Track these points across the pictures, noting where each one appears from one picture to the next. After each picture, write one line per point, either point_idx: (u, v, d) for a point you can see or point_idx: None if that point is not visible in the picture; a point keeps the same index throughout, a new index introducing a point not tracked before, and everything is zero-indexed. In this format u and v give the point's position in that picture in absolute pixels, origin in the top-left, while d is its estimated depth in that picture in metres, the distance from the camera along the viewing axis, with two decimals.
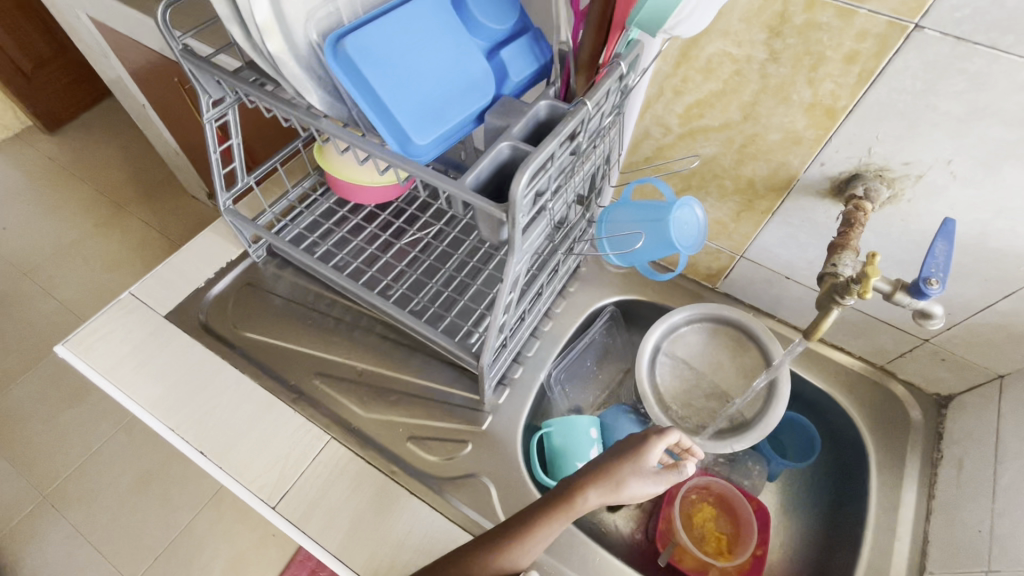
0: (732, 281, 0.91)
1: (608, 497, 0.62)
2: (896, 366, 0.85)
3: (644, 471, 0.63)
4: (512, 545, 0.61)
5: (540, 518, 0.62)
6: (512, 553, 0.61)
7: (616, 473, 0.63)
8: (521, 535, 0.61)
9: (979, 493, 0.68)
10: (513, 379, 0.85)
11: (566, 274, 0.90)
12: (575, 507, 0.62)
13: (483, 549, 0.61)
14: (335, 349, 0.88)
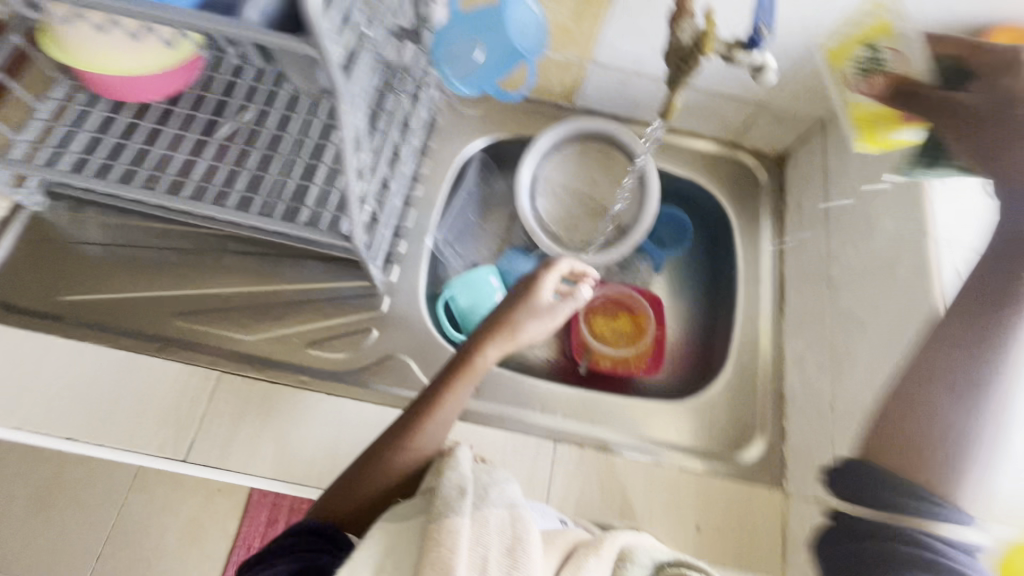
0: (588, 93, 0.88)
1: (511, 344, 0.64)
2: (742, 137, 0.91)
3: (539, 309, 0.66)
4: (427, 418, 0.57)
5: (449, 381, 0.60)
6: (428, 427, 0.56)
7: (513, 320, 0.64)
8: (434, 404, 0.58)
9: (817, 225, 0.80)
10: (400, 254, 0.81)
11: (421, 128, 0.82)
12: (481, 360, 0.62)
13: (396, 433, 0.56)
14: (191, 282, 0.77)
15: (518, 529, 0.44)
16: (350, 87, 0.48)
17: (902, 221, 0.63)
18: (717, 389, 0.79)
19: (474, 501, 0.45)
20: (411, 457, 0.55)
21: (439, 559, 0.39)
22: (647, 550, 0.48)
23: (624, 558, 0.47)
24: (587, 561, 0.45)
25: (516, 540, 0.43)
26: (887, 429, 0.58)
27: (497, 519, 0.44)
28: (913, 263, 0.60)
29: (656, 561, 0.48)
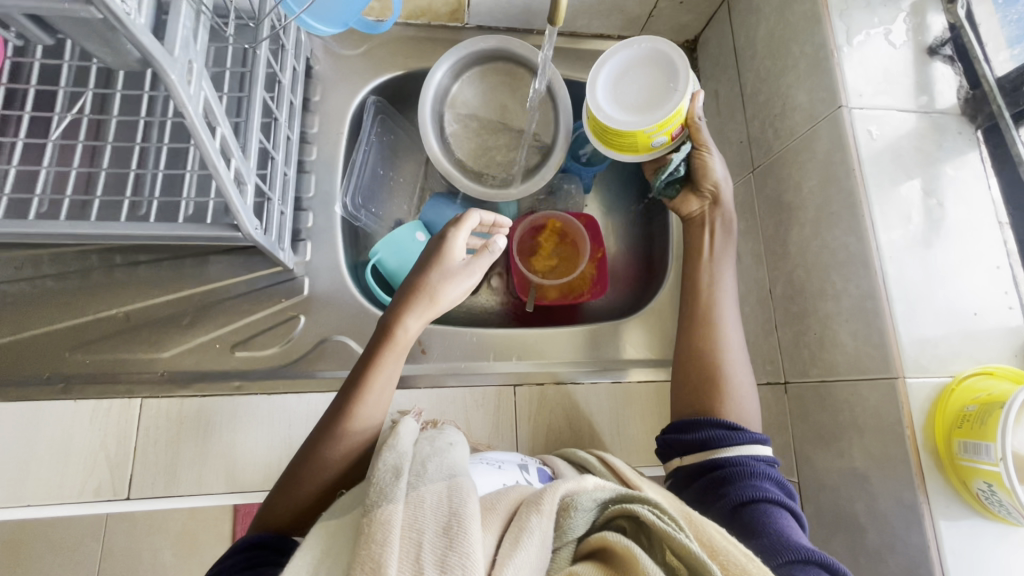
0: (477, 8, 0.79)
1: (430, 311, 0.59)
2: (648, 30, 0.86)
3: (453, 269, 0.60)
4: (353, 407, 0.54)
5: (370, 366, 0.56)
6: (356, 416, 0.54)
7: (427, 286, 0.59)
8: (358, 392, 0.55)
9: (734, 112, 0.77)
10: (309, 229, 0.74)
11: (296, 81, 0.72)
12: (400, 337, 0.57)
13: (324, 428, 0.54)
14: (77, 310, 0.67)
15: (454, 504, 0.41)
16: (173, 53, 0.40)
17: (813, 95, 0.61)
18: (661, 298, 0.80)
19: (411, 481, 0.43)
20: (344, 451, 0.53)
21: (369, 555, 0.37)
22: (591, 492, 0.44)
23: (568, 506, 0.43)
24: (531, 518, 0.41)
25: (451, 517, 0.40)
26: (823, 305, 0.60)
27: (433, 496, 0.41)
28: (831, 135, 0.59)
29: (600, 501, 0.44)
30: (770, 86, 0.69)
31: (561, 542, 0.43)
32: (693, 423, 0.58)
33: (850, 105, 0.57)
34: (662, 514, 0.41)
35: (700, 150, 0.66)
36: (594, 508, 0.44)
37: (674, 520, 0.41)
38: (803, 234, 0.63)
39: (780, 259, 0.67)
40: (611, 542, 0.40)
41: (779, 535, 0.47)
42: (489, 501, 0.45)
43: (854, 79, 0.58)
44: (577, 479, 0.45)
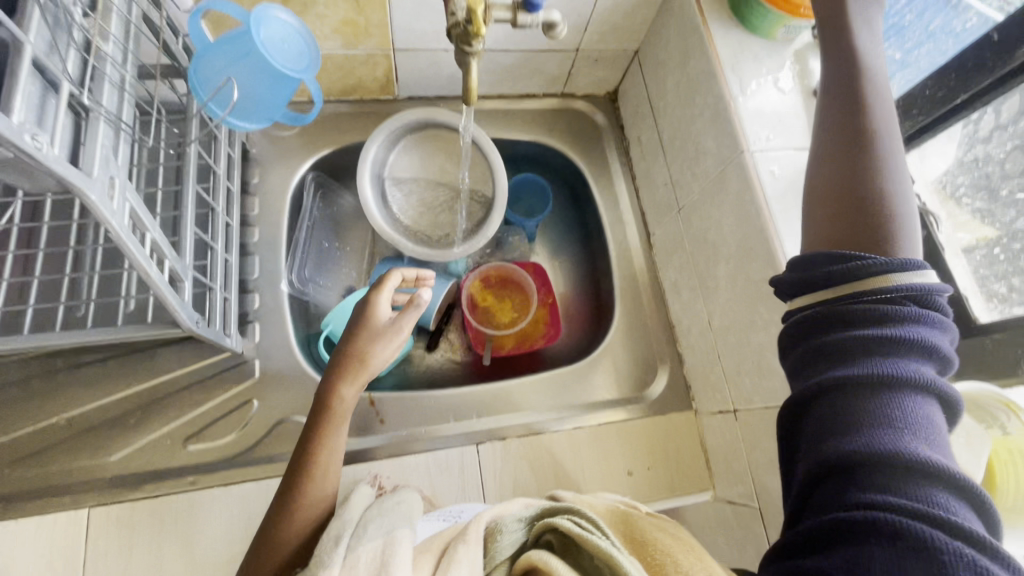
0: (406, 81, 0.83)
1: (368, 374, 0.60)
2: (570, 86, 0.91)
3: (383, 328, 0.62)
4: (303, 485, 0.53)
5: (314, 440, 0.55)
6: (307, 493, 0.53)
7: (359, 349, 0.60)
8: (305, 469, 0.54)
9: (656, 156, 0.82)
10: (256, 310, 0.74)
11: (232, 169, 0.74)
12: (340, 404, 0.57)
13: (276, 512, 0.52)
14: (15, 422, 0.65)
15: (385, 555, 0.45)
16: (93, 174, 0.41)
17: (720, 140, 0.66)
18: (613, 337, 0.82)
19: (350, 541, 0.47)
20: (301, 530, 0.52)
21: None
22: (516, 515, 0.50)
23: (494, 532, 0.49)
24: (457, 551, 0.45)
25: (381, 567, 0.44)
26: (756, 334, 0.63)
27: (367, 555, 0.45)
28: (739, 176, 0.63)
29: (526, 520, 0.50)
30: (682, 132, 0.74)
31: (491, 567, 0.47)
32: (835, 341, 0.39)
33: (752, 150, 0.62)
34: (582, 524, 0.47)
35: (846, 55, 0.47)
36: (522, 527, 0.50)
37: (594, 527, 0.47)
38: (729, 268, 0.67)
39: (714, 292, 0.70)
40: (536, 558, 0.44)
41: (925, 447, 0.34)
42: (423, 545, 0.49)
43: (752, 125, 0.63)
44: (505, 506, 0.52)
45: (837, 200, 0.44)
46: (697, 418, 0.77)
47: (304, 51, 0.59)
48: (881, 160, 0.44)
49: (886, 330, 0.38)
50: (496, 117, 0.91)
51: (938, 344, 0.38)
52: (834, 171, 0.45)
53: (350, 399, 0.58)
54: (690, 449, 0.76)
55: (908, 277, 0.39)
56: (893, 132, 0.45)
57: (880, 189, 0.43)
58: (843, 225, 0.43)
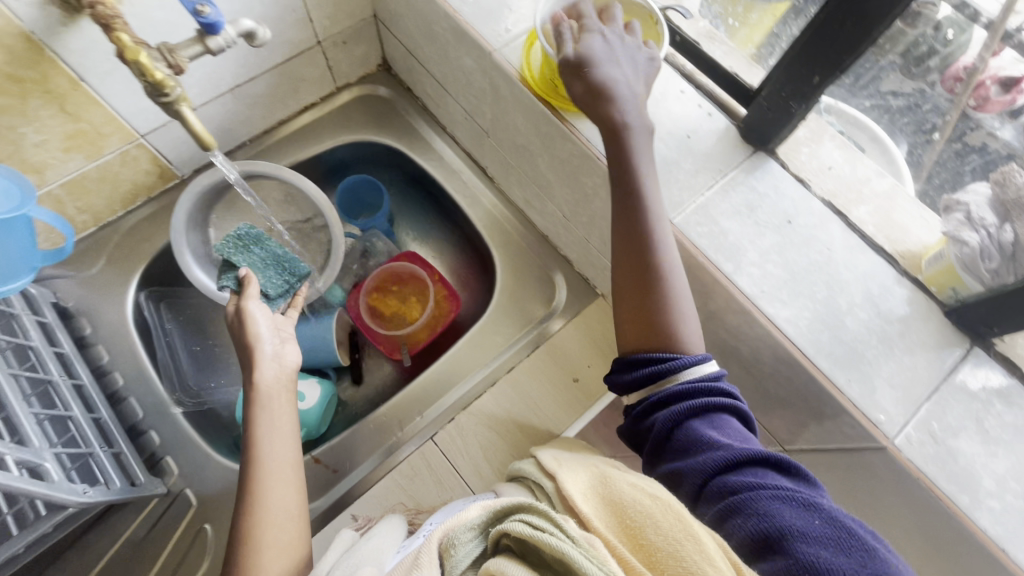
0: (179, 158, 0.79)
1: (289, 444, 0.58)
2: (340, 79, 0.90)
3: (285, 397, 0.61)
4: (256, 560, 0.50)
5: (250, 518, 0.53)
6: (265, 568, 0.50)
7: (267, 419, 0.59)
8: (254, 546, 0.51)
9: (444, 97, 0.82)
10: (162, 444, 0.71)
11: (53, 334, 0.69)
12: (269, 473, 0.55)
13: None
14: None
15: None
16: None
17: (473, 55, 0.66)
18: (503, 275, 0.83)
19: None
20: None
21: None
22: (468, 523, 0.41)
23: (447, 547, 0.40)
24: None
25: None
26: (595, 203, 0.65)
27: None
28: (503, 78, 0.64)
29: (479, 528, 0.41)
30: (447, 65, 0.74)
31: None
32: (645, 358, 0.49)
33: (497, 48, 0.63)
34: (534, 520, 0.38)
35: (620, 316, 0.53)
36: (479, 538, 0.41)
37: (547, 518, 0.38)
38: (546, 161, 0.68)
39: (551, 189, 0.72)
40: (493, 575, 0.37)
41: (754, 476, 0.41)
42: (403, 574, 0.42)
43: (489, 26, 0.64)
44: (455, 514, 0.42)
45: (628, 243, 0.52)
46: (606, 301, 0.80)
47: (13, 187, 0.58)
48: (663, 264, 0.51)
49: (675, 403, 0.46)
50: (290, 144, 0.89)
51: (718, 399, 0.47)
52: (632, 307, 0.51)
53: (280, 466, 0.56)
54: (615, 330, 0.79)
55: (691, 375, 0.47)
56: (662, 224, 0.52)
57: (659, 231, 0.52)
58: (636, 300, 0.51)
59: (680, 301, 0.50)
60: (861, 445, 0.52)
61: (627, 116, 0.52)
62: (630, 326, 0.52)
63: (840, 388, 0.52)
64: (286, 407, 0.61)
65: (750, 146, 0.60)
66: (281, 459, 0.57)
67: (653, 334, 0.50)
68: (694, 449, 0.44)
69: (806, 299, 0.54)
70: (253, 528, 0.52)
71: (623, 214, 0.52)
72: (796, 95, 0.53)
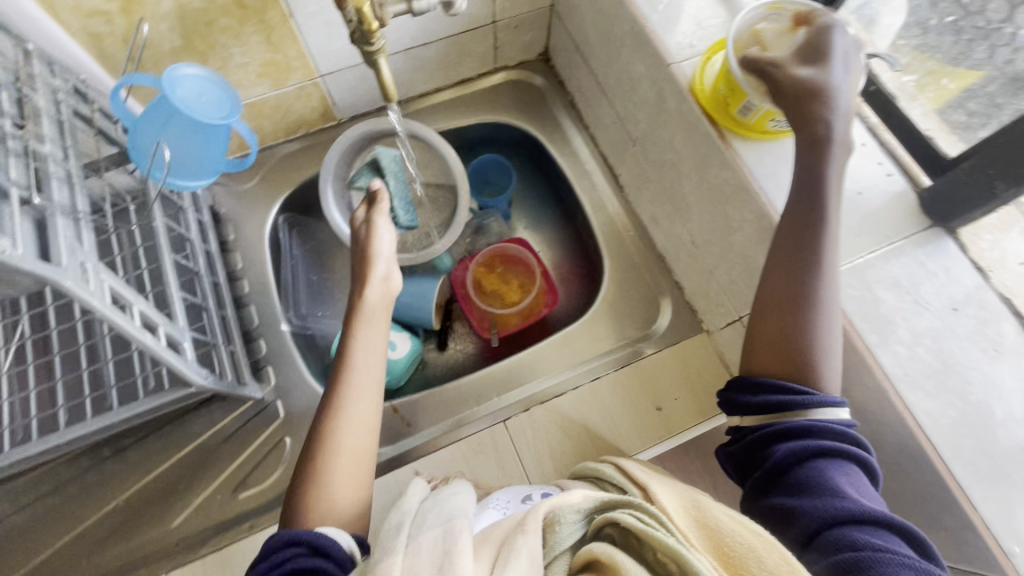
0: (343, 102, 0.85)
1: (374, 371, 0.62)
2: (501, 60, 0.92)
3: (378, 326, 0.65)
4: (327, 466, 0.56)
5: (329, 427, 0.58)
6: (333, 475, 0.56)
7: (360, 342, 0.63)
8: (327, 451, 0.57)
9: (598, 97, 0.82)
10: (266, 355, 0.77)
11: (205, 232, 0.77)
12: (351, 392, 0.60)
13: (303, 495, 0.55)
14: (76, 516, 0.68)
15: (448, 542, 0.46)
16: (64, 265, 0.44)
17: (648, 62, 0.66)
18: (609, 284, 0.82)
19: (413, 531, 0.49)
20: (335, 510, 0.55)
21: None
22: (575, 506, 0.49)
23: (552, 522, 0.48)
24: (518, 539, 0.46)
25: (444, 555, 0.44)
26: (734, 237, 0.62)
27: (429, 541, 0.47)
28: (673, 91, 0.63)
29: (585, 512, 0.49)
30: (614, 68, 0.74)
31: (553, 555, 0.48)
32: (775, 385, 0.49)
33: (676, 61, 0.62)
34: (645, 518, 0.46)
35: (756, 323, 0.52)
36: (581, 519, 0.49)
37: (656, 521, 0.46)
38: (693, 183, 0.66)
39: (687, 212, 0.70)
40: (598, 554, 0.45)
41: (878, 532, 0.41)
42: (484, 538, 0.49)
43: (672, 37, 0.63)
44: (560, 496, 0.50)
45: (792, 257, 0.50)
46: (709, 338, 0.77)
47: (222, 97, 0.60)
48: (822, 284, 0.49)
49: (800, 443, 0.47)
50: (439, 111, 0.93)
51: (851, 450, 0.46)
52: (774, 328, 0.50)
53: (362, 388, 0.60)
54: (712, 370, 0.76)
55: (823, 416, 0.47)
56: (835, 237, 0.49)
57: (825, 251, 0.49)
58: (777, 321, 0.50)
59: (828, 339, 0.48)
60: (978, 573, 0.47)
61: (831, 126, 0.48)
62: (765, 349, 0.51)
63: (972, 504, 0.47)
64: (378, 335, 0.64)
65: (929, 219, 0.55)
66: (365, 383, 0.61)
67: (784, 352, 0.49)
68: (815, 491, 0.44)
69: (955, 397, 0.49)
70: (334, 430, 0.58)
71: (792, 232, 0.50)
72: (1008, 175, 0.48)
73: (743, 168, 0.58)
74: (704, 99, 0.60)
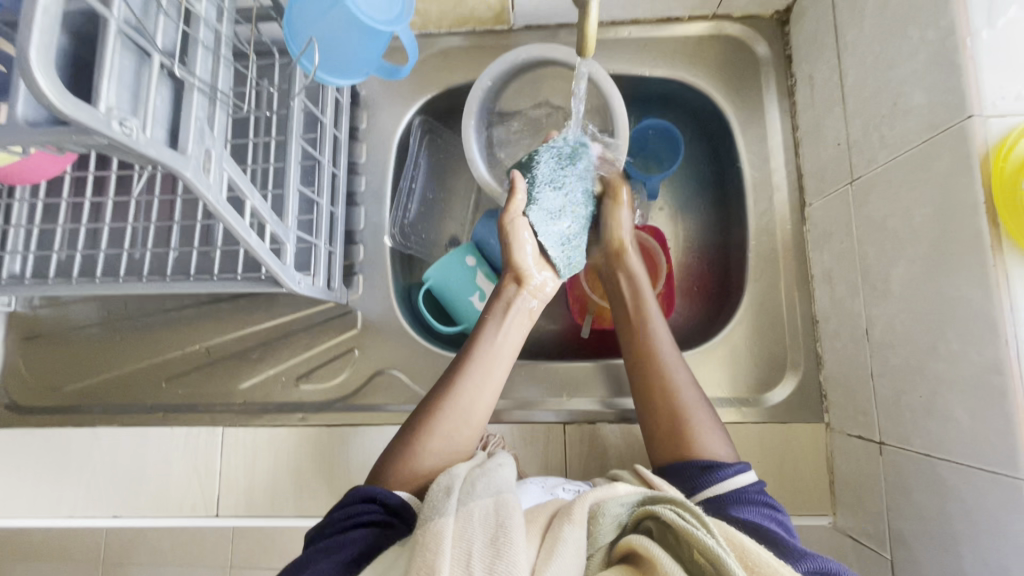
0: (522, 9, 0.72)
1: (505, 355, 0.61)
2: (725, 6, 0.73)
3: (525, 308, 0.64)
4: (431, 434, 0.55)
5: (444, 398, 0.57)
6: (434, 443, 0.55)
7: (501, 323, 0.62)
8: (436, 412, 0.56)
9: (832, 102, 0.63)
10: (361, 262, 0.75)
11: (340, 115, 0.72)
12: (476, 370, 0.59)
13: (398, 447, 0.55)
14: (169, 344, 0.75)
15: (501, 516, 0.44)
16: (187, 152, 0.40)
17: (934, 94, 0.47)
18: (737, 326, 0.70)
19: (461, 497, 0.47)
20: (416, 471, 0.53)
21: (426, 559, 0.41)
22: (619, 499, 0.47)
23: (596, 514, 0.46)
24: (562, 530, 0.44)
25: (498, 527, 0.43)
26: (931, 364, 0.48)
27: (481, 509, 0.45)
28: (952, 153, 0.45)
29: (628, 505, 0.47)
30: (879, 77, 0.55)
31: (593, 548, 0.46)
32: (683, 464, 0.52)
33: (982, 114, 0.43)
34: (688, 515, 0.42)
35: (658, 443, 0.56)
36: (625, 510, 0.47)
37: (699, 520, 0.41)
38: (911, 272, 0.50)
39: (882, 297, 0.55)
40: (636, 545, 0.43)
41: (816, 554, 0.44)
42: (531, 511, 0.47)
43: (996, 73, 0.43)
44: (606, 488, 0.48)
45: (651, 390, 0.58)
46: (827, 434, 0.65)
47: None
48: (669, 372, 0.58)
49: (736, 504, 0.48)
50: (624, 48, 0.76)
51: (760, 491, 0.50)
52: (651, 390, 0.58)
53: (487, 367, 0.59)
54: (813, 469, 0.65)
55: (742, 472, 0.51)
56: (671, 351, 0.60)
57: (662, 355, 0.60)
58: (664, 418, 0.56)
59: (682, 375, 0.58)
60: None
61: None
62: (667, 436, 0.55)
63: None
64: (519, 325, 0.63)
65: None
66: (492, 356, 0.60)
67: (681, 438, 0.54)
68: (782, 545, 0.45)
69: None
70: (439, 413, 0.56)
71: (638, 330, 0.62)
72: None
73: (1004, 300, 0.41)
74: (1001, 186, 0.42)
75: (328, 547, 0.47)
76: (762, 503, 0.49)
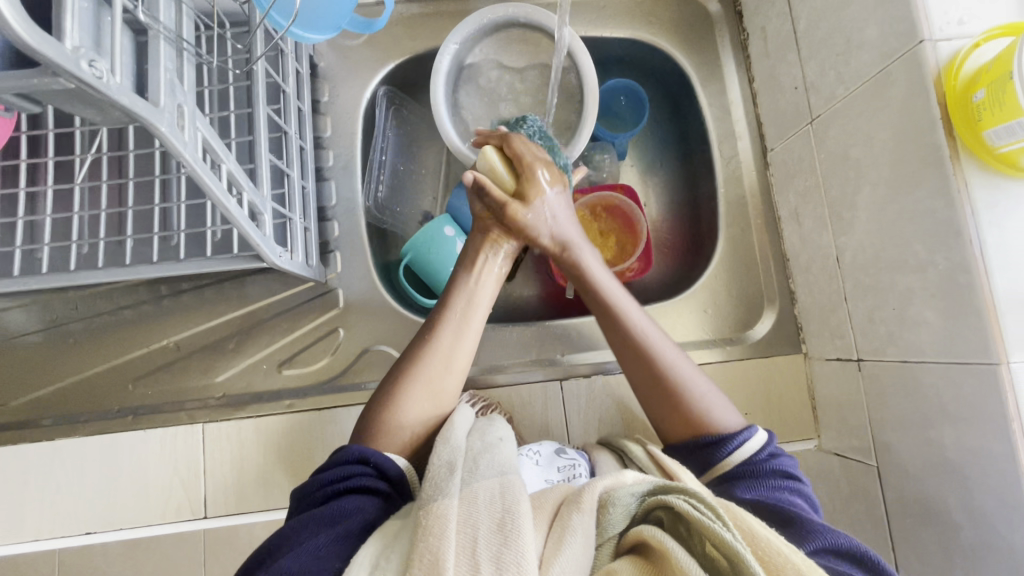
0: None
1: (480, 309, 0.60)
2: None
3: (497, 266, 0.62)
4: (409, 384, 0.54)
5: (421, 350, 0.56)
6: (411, 395, 0.54)
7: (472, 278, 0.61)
8: (413, 373, 0.55)
9: (786, 49, 0.67)
10: (336, 239, 0.72)
11: (302, 87, 0.68)
12: (450, 320, 0.58)
13: (379, 409, 0.53)
14: (131, 343, 0.70)
15: (507, 502, 0.43)
16: (160, 104, 0.37)
17: (885, 26, 0.51)
18: (714, 271, 0.73)
19: (464, 478, 0.46)
20: (400, 433, 0.53)
21: (429, 547, 0.40)
22: (629, 487, 0.45)
23: (606, 503, 0.45)
24: (572, 517, 0.43)
25: (506, 513, 0.42)
26: (902, 277, 0.52)
27: (487, 492, 0.44)
28: (906, 78, 0.49)
29: (638, 495, 0.45)
30: (830, 19, 0.58)
31: (601, 539, 0.45)
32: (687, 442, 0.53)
33: (931, 37, 0.47)
34: (702, 507, 0.40)
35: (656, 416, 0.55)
36: (635, 500, 0.45)
37: (713, 511, 0.39)
38: (876, 196, 0.54)
39: (848, 224, 0.59)
40: (647, 537, 0.41)
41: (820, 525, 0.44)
42: (538, 498, 0.47)
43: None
44: (616, 475, 0.47)
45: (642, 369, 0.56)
46: (806, 362, 0.69)
47: None
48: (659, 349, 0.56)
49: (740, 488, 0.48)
50: (585, 10, 0.77)
51: (766, 461, 0.50)
52: (638, 371, 0.56)
53: (463, 323, 0.58)
54: (796, 397, 0.68)
55: (742, 448, 0.50)
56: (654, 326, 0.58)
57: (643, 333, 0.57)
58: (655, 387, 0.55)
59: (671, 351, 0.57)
60: None
61: None
62: (664, 408, 0.55)
63: None
64: (492, 282, 0.62)
65: None
66: (463, 321, 0.58)
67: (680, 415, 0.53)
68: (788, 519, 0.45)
69: None
70: (415, 375, 0.55)
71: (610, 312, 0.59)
72: None
73: (965, 204, 0.45)
74: (954, 103, 0.46)
75: (326, 519, 0.45)
76: (773, 479, 0.49)
